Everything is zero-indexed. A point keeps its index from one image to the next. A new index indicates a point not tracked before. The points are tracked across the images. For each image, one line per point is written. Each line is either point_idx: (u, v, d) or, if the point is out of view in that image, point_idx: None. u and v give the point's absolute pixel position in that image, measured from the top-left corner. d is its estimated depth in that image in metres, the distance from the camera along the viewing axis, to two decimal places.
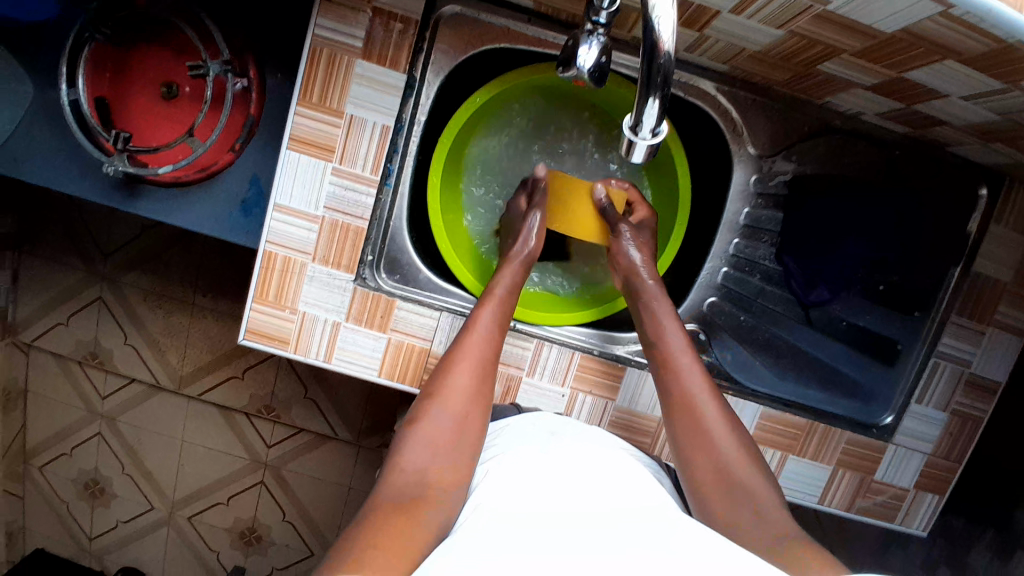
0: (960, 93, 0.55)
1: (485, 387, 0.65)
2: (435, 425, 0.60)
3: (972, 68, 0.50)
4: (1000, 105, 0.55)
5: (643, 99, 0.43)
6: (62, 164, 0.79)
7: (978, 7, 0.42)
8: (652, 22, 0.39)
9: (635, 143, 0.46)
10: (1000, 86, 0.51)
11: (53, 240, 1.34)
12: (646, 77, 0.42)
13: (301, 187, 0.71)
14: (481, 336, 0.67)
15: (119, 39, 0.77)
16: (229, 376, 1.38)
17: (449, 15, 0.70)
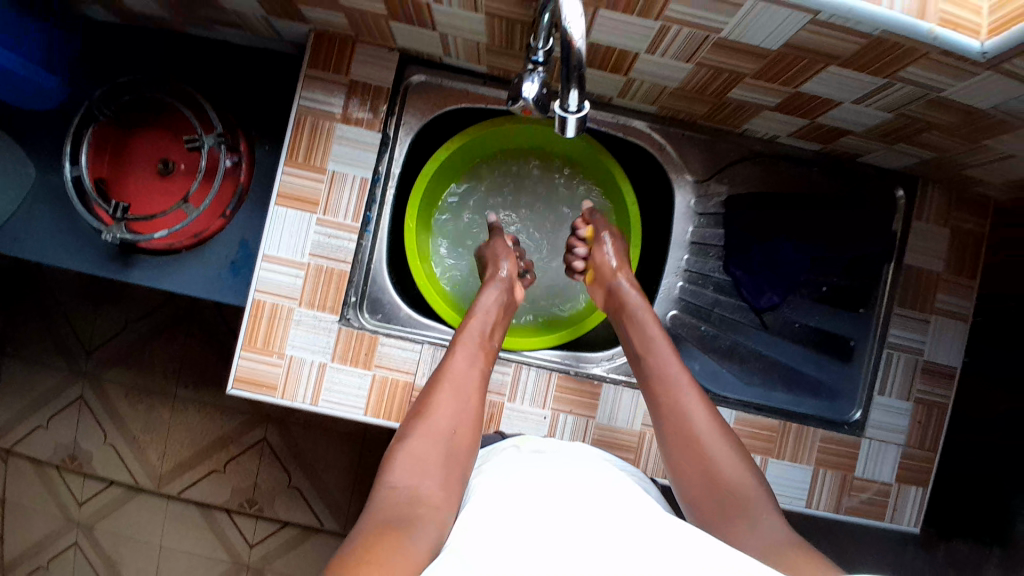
0: (852, 97, 0.66)
1: (474, 401, 0.69)
2: (424, 439, 0.64)
3: (851, 69, 0.61)
4: (889, 101, 0.66)
5: (567, 88, 0.52)
6: (61, 242, 0.86)
7: (839, 9, 0.52)
8: (567, 29, 0.47)
9: (566, 119, 0.55)
10: (880, 82, 0.62)
11: (36, 342, 1.36)
12: (566, 71, 0.51)
13: (288, 238, 0.77)
14: (465, 355, 0.72)
15: (121, 122, 0.86)
16: (210, 470, 1.35)
17: (416, 83, 0.82)
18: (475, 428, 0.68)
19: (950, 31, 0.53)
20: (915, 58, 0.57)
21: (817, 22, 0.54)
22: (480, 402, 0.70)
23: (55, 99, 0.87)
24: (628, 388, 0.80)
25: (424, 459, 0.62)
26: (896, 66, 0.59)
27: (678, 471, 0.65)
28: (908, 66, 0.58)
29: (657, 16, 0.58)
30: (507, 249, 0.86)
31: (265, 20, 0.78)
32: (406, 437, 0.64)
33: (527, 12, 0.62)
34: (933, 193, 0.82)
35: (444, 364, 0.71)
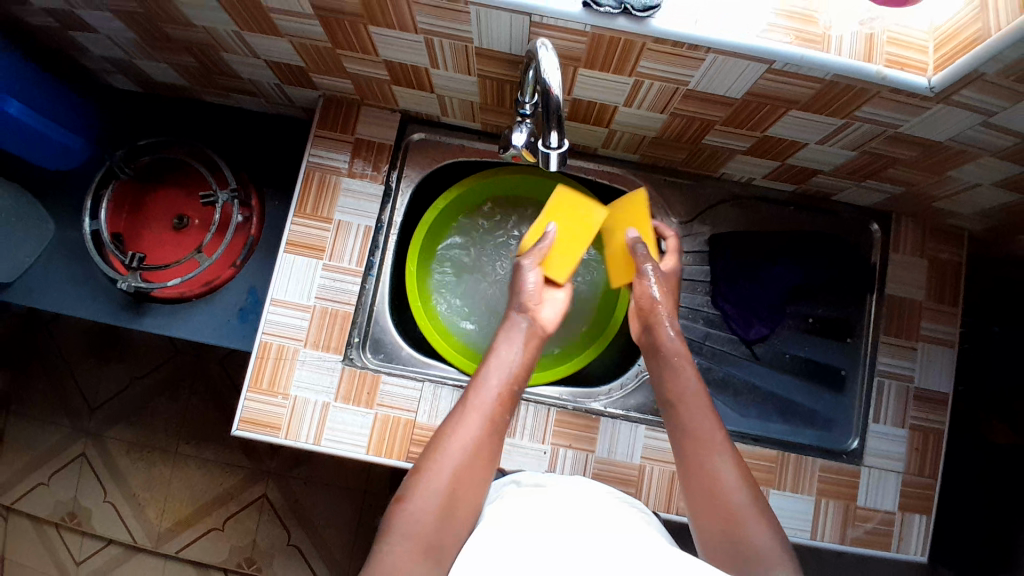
0: (816, 138, 0.72)
1: (479, 460, 0.68)
2: (424, 500, 0.64)
3: (811, 112, 0.67)
4: (848, 141, 0.71)
5: (548, 128, 0.58)
6: (77, 293, 0.91)
7: (788, 57, 0.58)
8: (546, 81, 0.53)
9: (549, 155, 0.61)
10: (839, 123, 0.68)
11: (42, 400, 1.37)
12: (546, 114, 0.57)
13: (295, 283, 0.81)
14: (476, 409, 0.71)
15: (140, 180, 0.93)
16: (209, 528, 1.32)
17: (417, 140, 0.89)
18: (478, 488, 0.67)
19: (899, 71, 0.59)
20: (870, 97, 0.63)
21: (773, 71, 0.61)
22: (487, 459, 0.69)
23: (80, 155, 0.93)
24: (626, 421, 0.81)
25: (421, 518, 0.63)
26: (852, 106, 0.65)
27: (699, 518, 0.67)
28: (863, 106, 0.64)
29: (630, 73, 0.65)
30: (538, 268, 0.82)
31: (279, 87, 0.86)
32: (409, 493, 0.65)
33: (514, 72, 0.69)
34: (907, 226, 0.87)
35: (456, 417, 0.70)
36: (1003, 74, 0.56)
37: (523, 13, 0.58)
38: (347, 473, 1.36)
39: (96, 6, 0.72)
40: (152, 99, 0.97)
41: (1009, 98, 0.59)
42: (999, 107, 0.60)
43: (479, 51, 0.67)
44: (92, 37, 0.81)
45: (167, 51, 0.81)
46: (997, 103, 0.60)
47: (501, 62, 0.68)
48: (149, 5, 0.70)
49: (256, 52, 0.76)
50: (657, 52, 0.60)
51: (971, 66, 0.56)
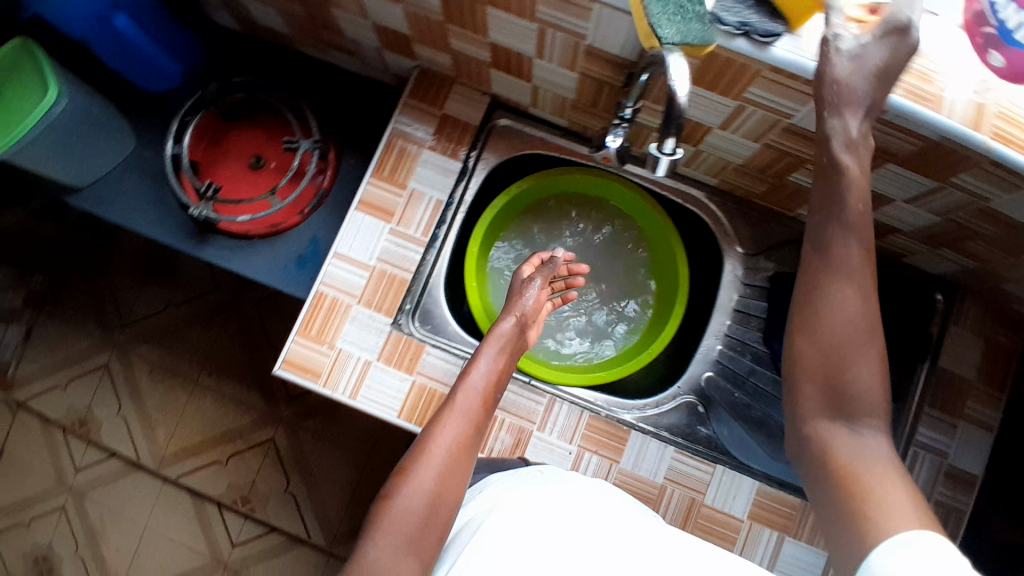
0: (902, 197, 0.74)
1: (461, 464, 0.67)
2: (408, 503, 0.62)
3: (908, 169, 0.68)
4: (936, 204, 0.72)
5: (664, 133, 0.57)
6: (147, 210, 0.93)
7: (900, 109, 0.59)
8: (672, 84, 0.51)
9: (659, 159, 0.60)
10: (931, 185, 0.69)
11: (78, 307, 1.40)
12: (667, 121, 0.56)
13: (360, 240, 0.83)
14: (461, 410, 0.70)
15: (227, 115, 0.95)
16: (213, 460, 1.35)
17: (501, 126, 0.90)
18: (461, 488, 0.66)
19: (1005, 145, 0.59)
20: (968, 166, 0.63)
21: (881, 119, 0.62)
22: (467, 462, 0.68)
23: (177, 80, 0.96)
24: (656, 439, 0.81)
25: (405, 522, 0.61)
26: (949, 171, 0.65)
27: None
28: (960, 172, 0.65)
29: (735, 97, 0.65)
30: (534, 283, 0.83)
31: (379, 51, 0.88)
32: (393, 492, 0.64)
33: (619, 76, 0.70)
34: (971, 305, 0.87)
35: (441, 420, 0.69)
36: None
37: None
38: (356, 436, 1.38)
39: None
40: (250, 38, 1.00)
41: None
42: None
43: (590, 49, 0.67)
44: None
45: None
46: None
47: (608, 66, 0.69)
48: None
49: (367, 13, 0.78)
50: (770, 81, 0.60)
51: None
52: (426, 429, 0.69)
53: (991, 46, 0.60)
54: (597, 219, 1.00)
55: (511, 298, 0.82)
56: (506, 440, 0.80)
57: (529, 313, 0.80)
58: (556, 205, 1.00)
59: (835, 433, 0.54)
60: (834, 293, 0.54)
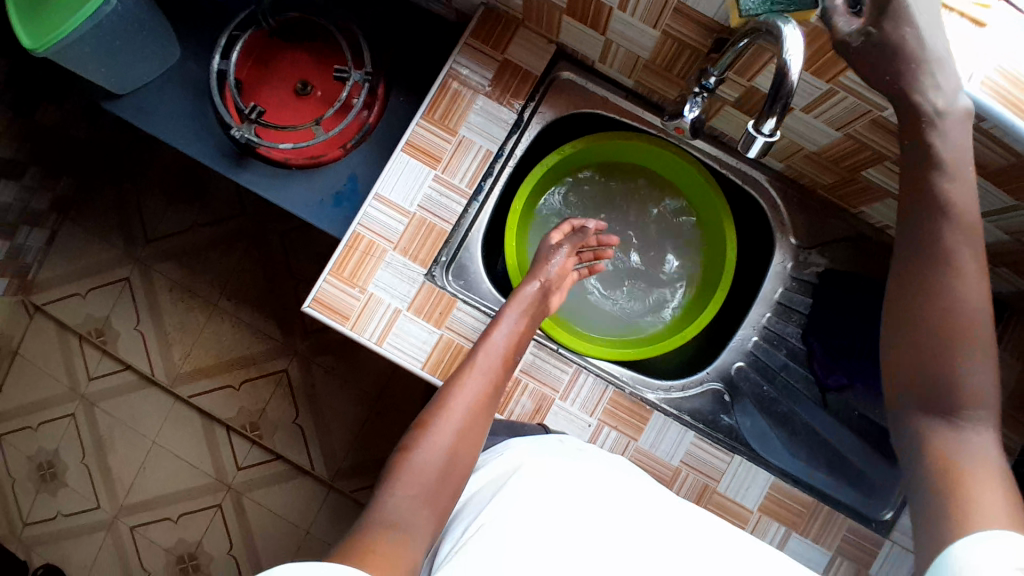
0: (979, 209, 0.71)
1: (479, 421, 0.67)
2: (427, 457, 0.62)
3: (990, 183, 0.65)
4: (1008, 222, 0.70)
5: (765, 112, 0.49)
6: (186, 126, 0.91)
7: (1002, 121, 0.56)
8: (786, 58, 0.46)
9: (755, 139, 0.51)
10: (1010, 203, 0.66)
11: (104, 214, 1.39)
12: (771, 95, 0.48)
13: (403, 184, 0.80)
14: (482, 369, 0.69)
15: (276, 35, 0.91)
16: (226, 383, 1.37)
17: (563, 79, 0.85)
18: (477, 447, 0.66)
19: None
20: None
21: (980, 127, 0.59)
22: (485, 420, 0.67)
23: None
24: (677, 423, 0.81)
25: (422, 476, 0.60)
26: None
27: None
28: None
29: (828, 79, 0.60)
30: (560, 251, 0.82)
31: None
32: (411, 447, 0.63)
33: (707, 41, 0.65)
34: None
35: (460, 378, 0.68)
36: None
37: None
38: (368, 378, 1.38)
39: None
40: None
41: None
42: None
43: (679, 6, 0.62)
44: None
45: None
46: None
47: (692, 29, 0.64)
48: None
49: None
50: None
51: None
52: (445, 386, 0.68)
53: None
54: (644, 189, 0.96)
55: (535, 264, 0.81)
56: (528, 405, 0.80)
57: (553, 280, 0.79)
58: (604, 170, 0.96)
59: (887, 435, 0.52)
60: (945, 300, 0.53)
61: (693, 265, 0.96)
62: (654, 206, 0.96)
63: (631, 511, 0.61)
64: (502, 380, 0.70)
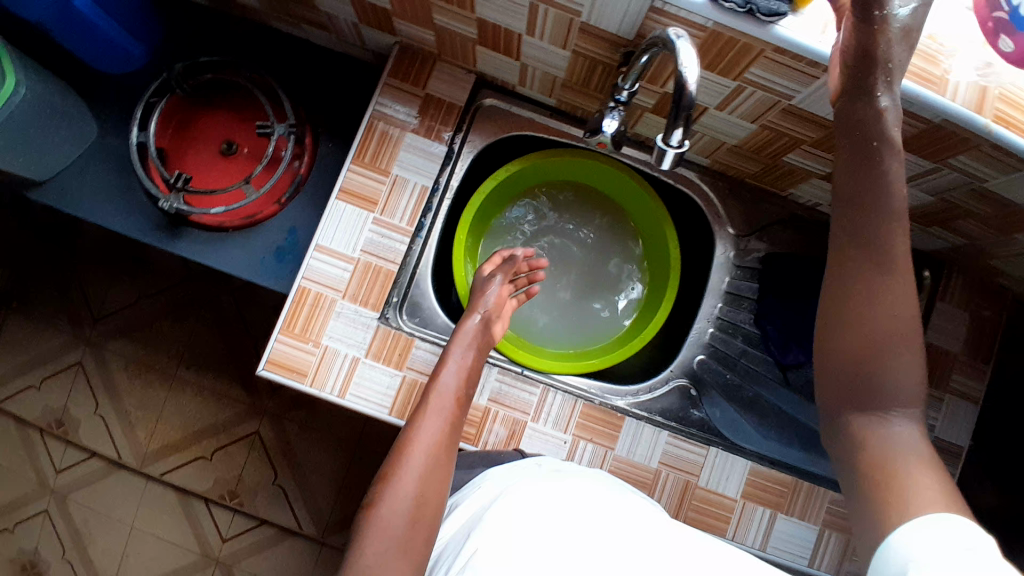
0: (901, 176, 0.73)
1: (441, 461, 0.66)
2: (393, 508, 0.61)
3: (907, 150, 0.67)
4: (931, 185, 0.72)
5: (671, 125, 0.51)
6: (114, 203, 0.88)
7: (909, 93, 0.58)
8: (681, 72, 0.48)
9: (665, 151, 0.52)
10: (930, 166, 0.69)
11: (46, 301, 1.34)
12: (674, 108, 0.50)
13: (344, 232, 0.79)
14: (435, 411, 0.69)
15: (193, 98, 0.89)
16: (197, 456, 1.32)
17: (487, 106, 0.86)
18: (443, 489, 0.65)
19: (1005, 129, 0.59)
20: (968, 148, 0.63)
21: None
22: (447, 460, 0.67)
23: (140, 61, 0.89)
24: (650, 425, 0.81)
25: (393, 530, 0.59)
26: (951, 152, 0.65)
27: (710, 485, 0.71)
28: (959, 154, 0.64)
29: (735, 77, 0.62)
30: (496, 281, 0.84)
31: (356, 27, 0.83)
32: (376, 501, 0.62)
33: (614, 55, 0.67)
34: (958, 280, 0.88)
35: (415, 424, 0.68)
36: None
37: None
38: (343, 424, 1.36)
39: None
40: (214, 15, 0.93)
41: None
42: None
43: (583, 26, 0.63)
44: None
45: None
46: None
47: (600, 44, 0.65)
48: None
49: None
50: (773, 62, 0.58)
51: None
52: (401, 434, 0.68)
53: (1001, 31, 0.60)
54: (583, 200, 0.98)
55: (473, 298, 0.82)
56: (501, 433, 0.79)
57: (492, 310, 0.81)
58: (540, 188, 0.97)
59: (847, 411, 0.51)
60: None
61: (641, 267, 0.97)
62: (594, 215, 0.98)
63: (606, 524, 0.61)
64: (457, 418, 0.71)
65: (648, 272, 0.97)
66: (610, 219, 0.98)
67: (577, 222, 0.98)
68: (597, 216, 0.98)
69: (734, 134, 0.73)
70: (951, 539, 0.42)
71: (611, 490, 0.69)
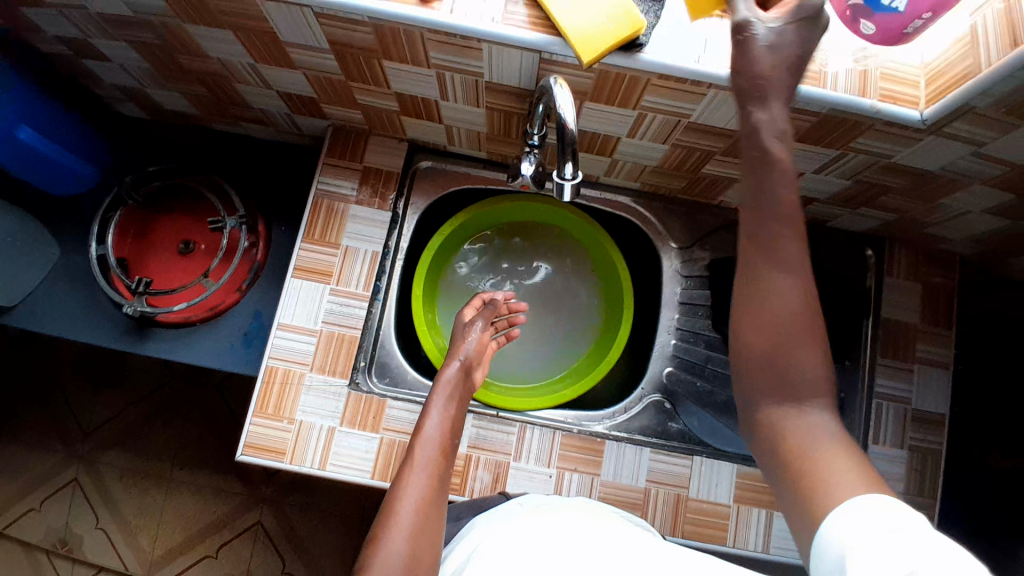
0: (813, 168, 0.77)
1: (432, 516, 0.66)
2: (384, 570, 0.60)
3: (808, 143, 0.72)
4: (844, 170, 0.76)
5: (561, 159, 0.57)
6: (82, 317, 0.90)
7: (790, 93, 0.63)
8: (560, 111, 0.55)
9: (563, 186, 0.59)
10: (835, 153, 0.73)
11: (33, 426, 1.34)
12: (561, 145, 0.56)
13: (303, 307, 0.82)
14: (421, 464, 0.70)
15: (148, 205, 0.94)
16: (202, 556, 1.30)
17: (424, 168, 0.91)
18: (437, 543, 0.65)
19: (893, 105, 0.64)
20: (864, 129, 0.67)
21: None
22: (437, 514, 0.67)
23: (91, 179, 0.95)
24: (631, 444, 0.82)
25: None
26: (848, 137, 0.69)
27: None
28: (859, 137, 0.69)
29: (634, 106, 0.67)
30: (474, 326, 0.85)
31: (289, 117, 0.88)
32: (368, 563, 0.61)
33: (523, 105, 0.72)
34: (901, 253, 0.91)
35: (403, 479, 0.68)
36: (993, 107, 0.60)
37: (534, 51, 0.61)
38: (343, 499, 1.34)
39: (111, 34, 0.75)
40: (161, 127, 0.99)
41: (999, 129, 0.63)
42: (988, 138, 0.64)
43: (488, 84, 0.69)
44: (103, 65, 0.83)
45: (179, 81, 0.83)
46: (987, 134, 0.64)
47: (509, 96, 0.70)
48: (164, 36, 0.72)
49: (270, 83, 0.79)
50: (661, 87, 0.63)
51: (961, 101, 0.60)
52: (389, 491, 0.68)
53: (861, 16, 0.64)
54: (530, 237, 1.01)
55: (453, 347, 0.83)
56: (485, 478, 0.80)
57: (472, 355, 0.82)
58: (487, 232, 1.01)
59: (788, 394, 0.54)
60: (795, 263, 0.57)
61: (596, 292, 1.00)
62: (544, 251, 1.01)
63: (596, 549, 0.61)
64: (444, 468, 0.71)
65: (604, 296, 0.99)
66: (558, 253, 1.01)
67: (528, 259, 1.01)
68: (547, 251, 1.01)
69: (651, 156, 0.78)
70: (875, 520, 0.43)
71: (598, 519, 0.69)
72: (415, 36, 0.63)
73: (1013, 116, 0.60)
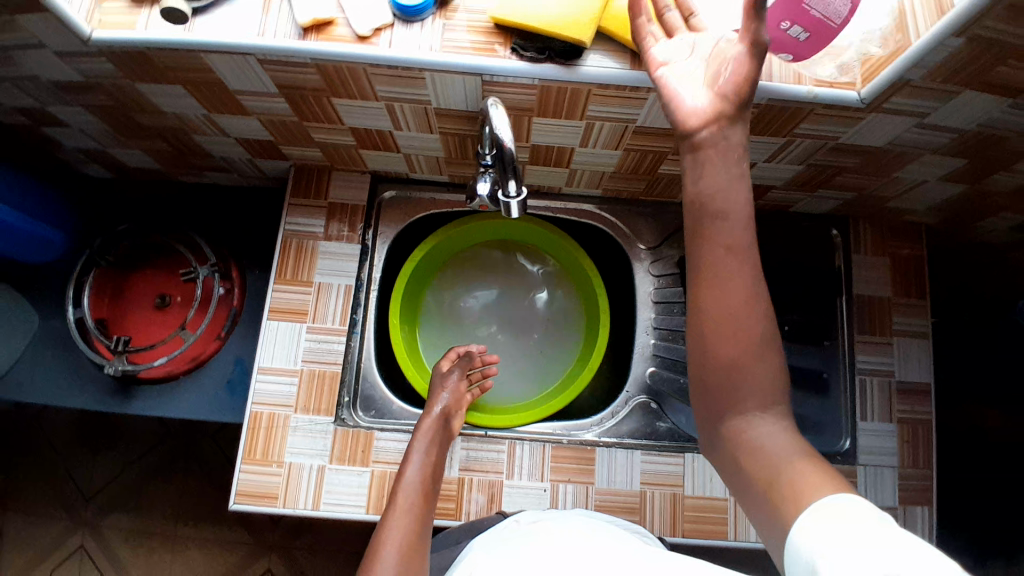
0: (764, 157, 0.79)
1: (416, 562, 0.66)
2: None
3: (755, 133, 0.73)
4: (795, 155, 0.78)
5: (506, 179, 0.63)
6: (67, 382, 0.90)
7: None
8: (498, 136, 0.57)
9: (510, 204, 0.67)
10: (782, 141, 0.75)
11: (31, 497, 1.32)
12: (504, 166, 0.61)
13: (282, 348, 0.82)
14: (403, 511, 0.70)
15: (119, 264, 0.94)
16: None
17: (389, 198, 0.92)
18: None
19: (828, 88, 0.66)
20: (806, 115, 0.69)
21: None
22: (420, 560, 0.67)
23: (62, 245, 0.95)
24: (622, 449, 0.82)
25: None
26: (792, 123, 0.70)
27: None
28: (803, 123, 0.70)
29: (581, 117, 0.69)
30: (450, 377, 0.86)
31: (250, 162, 0.90)
32: None
33: (473, 127, 0.73)
34: (865, 229, 0.92)
35: (385, 526, 0.68)
36: (927, 79, 0.61)
37: (475, 75, 0.63)
38: (350, 537, 1.33)
39: (66, 101, 0.76)
40: (129, 186, 1.00)
41: (939, 98, 0.64)
42: (930, 108, 0.66)
43: (438, 111, 0.71)
44: (63, 131, 0.84)
45: (139, 139, 0.85)
46: (928, 104, 0.65)
47: (458, 119, 0.72)
48: (117, 96, 0.73)
49: (226, 131, 0.80)
50: (603, 96, 0.65)
51: (896, 76, 0.62)
52: (372, 539, 0.68)
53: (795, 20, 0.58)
54: (504, 253, 1.02)
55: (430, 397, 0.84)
56: (480, 499, 0.79)
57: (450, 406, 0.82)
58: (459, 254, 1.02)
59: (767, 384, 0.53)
60: None
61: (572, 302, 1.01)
62: (518, 267, 1.02)
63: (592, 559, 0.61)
64: (426, 514, 0.71)
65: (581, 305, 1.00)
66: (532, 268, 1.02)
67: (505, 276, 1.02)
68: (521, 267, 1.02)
69: (607, 162, 0.79)
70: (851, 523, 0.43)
71: (594, 528, 0.69)
72: (358, 72, 0.64)
73: (950, 83, 0.62)
